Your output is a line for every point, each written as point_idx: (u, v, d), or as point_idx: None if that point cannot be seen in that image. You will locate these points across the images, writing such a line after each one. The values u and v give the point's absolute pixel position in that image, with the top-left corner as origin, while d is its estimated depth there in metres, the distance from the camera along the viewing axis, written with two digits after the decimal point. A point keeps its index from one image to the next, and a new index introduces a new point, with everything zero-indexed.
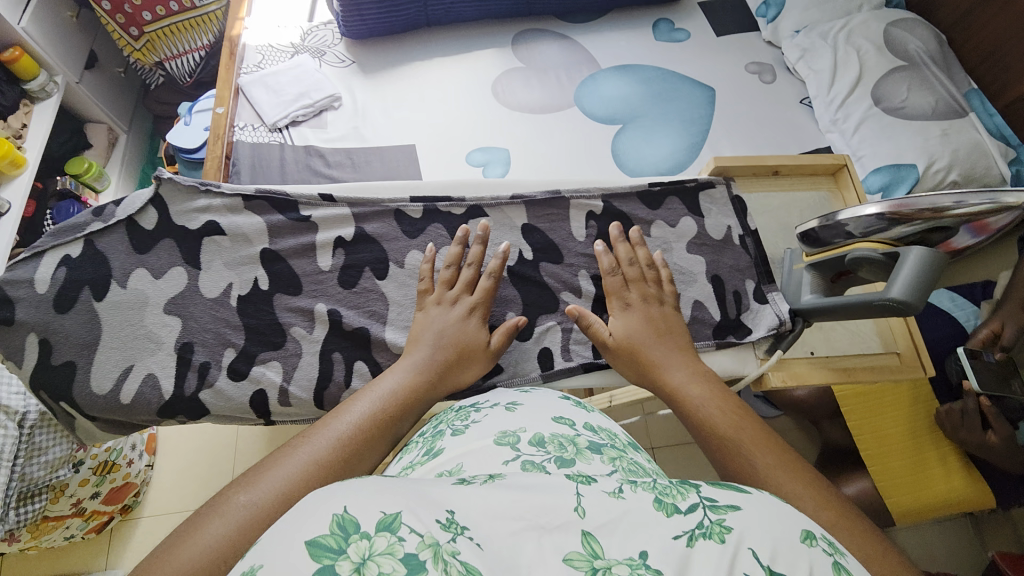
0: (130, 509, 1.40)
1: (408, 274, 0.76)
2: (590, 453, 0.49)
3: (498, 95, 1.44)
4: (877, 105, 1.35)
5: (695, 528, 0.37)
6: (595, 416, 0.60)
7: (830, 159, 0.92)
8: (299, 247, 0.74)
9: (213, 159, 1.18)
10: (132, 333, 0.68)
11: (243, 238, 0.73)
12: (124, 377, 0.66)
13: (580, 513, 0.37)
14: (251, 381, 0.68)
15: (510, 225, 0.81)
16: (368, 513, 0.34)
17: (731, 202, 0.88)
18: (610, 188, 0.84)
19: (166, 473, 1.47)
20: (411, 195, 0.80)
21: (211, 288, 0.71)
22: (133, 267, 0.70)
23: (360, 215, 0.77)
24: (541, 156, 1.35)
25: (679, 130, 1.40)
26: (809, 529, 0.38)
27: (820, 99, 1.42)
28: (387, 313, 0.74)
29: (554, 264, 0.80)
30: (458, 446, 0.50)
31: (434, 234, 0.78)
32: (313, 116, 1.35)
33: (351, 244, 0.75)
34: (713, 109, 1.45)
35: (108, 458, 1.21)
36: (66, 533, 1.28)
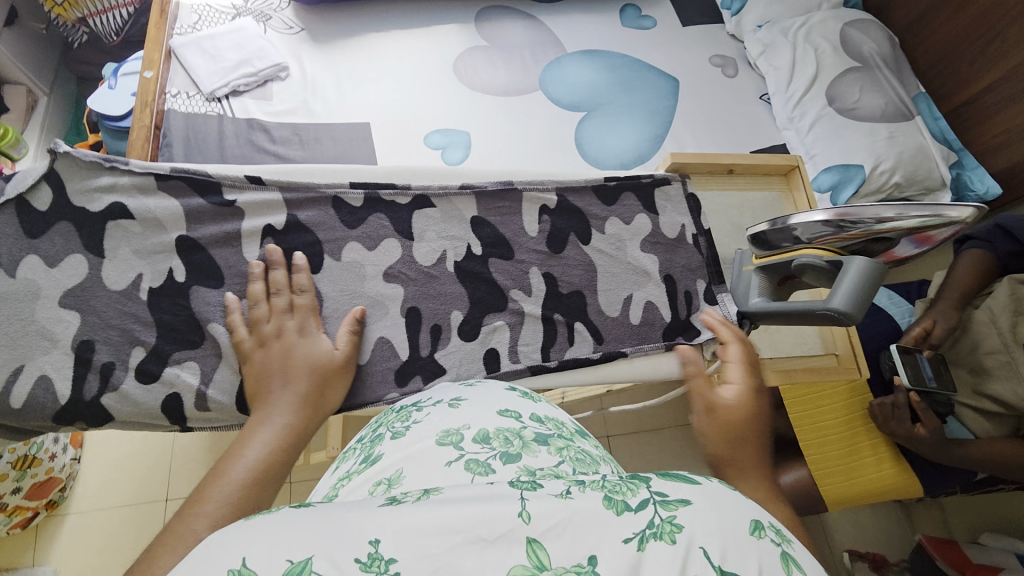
0: (56, 505, 1.30)
1: (345, 269, 0.71)
2: (536, 445, 0.46)
3: (460, 74, 1.37)
4: (831, 105, 1.38)
5: (645, 528, 0.34)
6: (541, 406, 0.57)
7: (784, 159, 0.93)
8: (222, 235, 0.68)
9: (140, 129, 1.06)
10: (21, 330, 0.60)
11: (156, 223, 0.66)
12: (12, 379, 0.59)
13: (525, 518, 0.34)
14: (163, 385, 0.63)
15: (458, 217, 0.77)
16: (272, 565, 0.30)
17: (686, 200, 0.88)
18: (564, 181, 0.82)
19: (93, 469, 1.37)
20: (351, 180, 0.74)
21: (117, 279, 0.64)
22: (22, 254, 0.62)
23: (293, 201, 0.71)
24: (503, 142, 1.31)
25: (643, 120, 1.39)
26: (757, 519, 0.36)
27: (779, 97, 1.44)
28: (321, 310, 0.69)
29: (505, 260, 0.77)
30: (396, 452, 0.47)
31: (375, 224, 0.73)
32: (257, 86, 1.25)
33: (282, 233, 0.70)
34: (677, 101, 1.44)
35: (28, 452, 1.10)
36: None
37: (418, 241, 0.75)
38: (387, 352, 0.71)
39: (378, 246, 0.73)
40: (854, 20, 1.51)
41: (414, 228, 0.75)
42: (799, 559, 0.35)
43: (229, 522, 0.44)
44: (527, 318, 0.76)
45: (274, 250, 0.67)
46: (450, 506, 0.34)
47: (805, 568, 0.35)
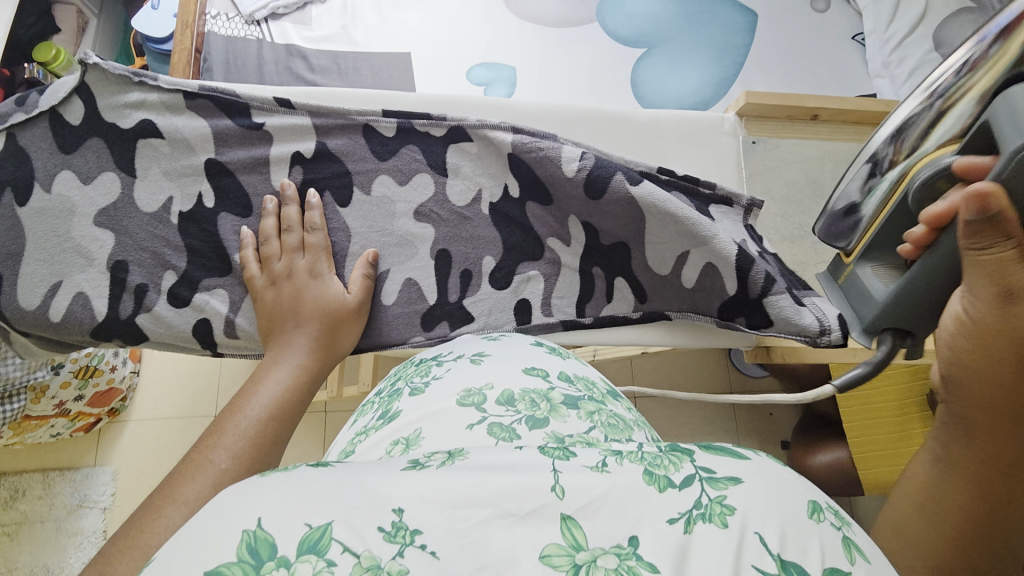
0: (117, 413, 1.43)
1: (375, 205, 0.68)
2: (565, 410, 0.44)
3: (509, 1, 1.25)
4: (938, 49, 1.19)
5: (692, 509, 0.31)
6: (571, 363, 0.55)
7: (881, 104, 0.81)
8: (250, 160, 0.66)
9: (180, 52, 1.04)
10: (60, 246, 0.62)
11: (184, 144, 0.65)
12: (53, 293, 0.61)
13: (559, 493, 0.32)
14: (194, 309, 0.64)
15: (495, 152, 0.70)
16: (290, 527, 0.28)
17: None
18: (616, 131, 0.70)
19: (150, 383, 1.48)
20: (384, 108, 0.70)
21: (149, 201, 0.64)
22: (57, 169, 0.62)
23: (323, 127, 0.67)
24: (551, 79, 1.20)
25: (710, 59, 1.25)
26: (817, 500, 0.32)
27: (875, 36, 1.24)
28: (349, 246, 0.67)
29: (543, 207, 0.71)
30: (415, 409, 0.46)
31: (407, 157, 0.69)
32: (296, 9, 1.19)
33: (310, 161, 0.67)
34: (752, 38, 1.27)
35: (88, 364, 1.21)
36: (52, 431, 1.32)
37: (452, 178, 0.70)
38: (414, 295, 0.69)
39: (409, 181, 0.69)
40: None
41: (448, 164, 0.70)
42: (860, 545, 0.32)
43: (248, 455, 0.46)
44: (563, 269, 0.72)
45: (288, 187, 0.65)
46: (465, 473, 0.32)
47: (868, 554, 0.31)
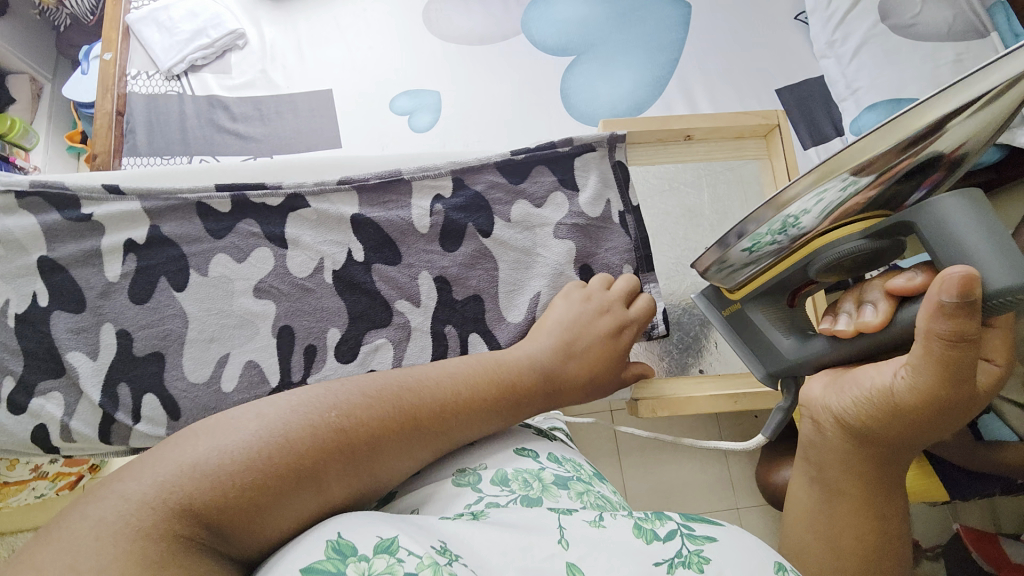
0: (99, 467, 1.47)
1: (213, 285, 0.62)
2: (556, 489, 0.48)
3: (430, 24, 1.23)
4: (884, 21, 1.11)
5: (674, 557, 0.41)
6: (557, 445, 0.60)
7: (759, 117, 0.72)
8: (82, 254, 0.60)
9: (102, 116, 1.07)
10: None
11: (16, 245, 0.59)
12: None
13: (564, 544, 0.41)
14: (30, 416, 0.58)
15: (334, 218, 0.64)
16: (365, 538, 0.38)
17: (614, 169, 0.71)
18: (460, 163, 0.67)
19: None
20: (220, 182, 0.64)
21: None
22: None
23: (155, 211, 0.62)
24: (474, 100, 1.17)
25: (643, 60, 1.20)
26: (782, 561, 0.42)
27: (817, 15, 1.17)
28: (185, 333, 0.60)
29: (390, 266, 0.64)
30: (413, 490, 0.51)
31: (243, 232, 0.63)
32: (216, 58, 1.18)
33: (143, 248, 0.61)
34: (686, 33, 1.22)
35: None
36: (37, 492, 1.36)
37: (292, 248, 0.63)
38: (255, 378, 0.60)
39: (247, 258, 0.62)
40: None
41: (288, 234, 0.63)
42: None
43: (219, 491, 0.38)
44: (414, 333, 0.63)
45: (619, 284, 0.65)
46: None
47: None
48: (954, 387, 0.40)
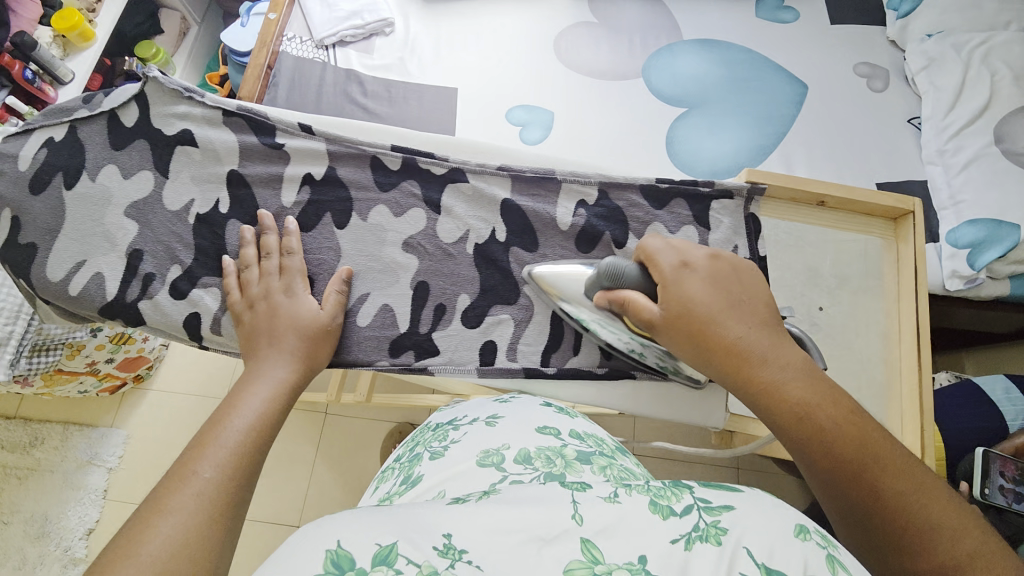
0: (142, 379, 1.56)
1: (369, 230, 0.68)
2: (578, 465, 0.54)
3: (559, 52, 1.31)
4: (997, 144, 1.13)
5: (692, 531, 0.41)
6: (578, 422, 0.66)
7: (895, 200, 0.74)
8: (266, 176, 0.68)
9: (254, 67, 1.17)
10: (91, 229, 0.64)
11: (213, 155, 0.67)
12: (76, 270, 0.63)
13: (578, 520, 0.41)
14: (189, 303, 0.64)
15: (487, 198, 0.70)
16: (363, 547, 0.38)
17: (747, 220, 0.72)
18: (609, 175, 0.71)
19: (176, 357, 1.61)
20: (394, 143, 0.71)
21: (174, 200, 0.66)
22: (104, 162, 0.66)
23: (335, 154, 0.69)
24: (586, 126, 1.24)
25: (751, 127, 1.24)
26: (804, 523, 0.41)
27: (932, 122, 1.20)
28: (336, 266, 0.67)
29: (526, 251, 0.70)
30: (435, 475, 0.55)
31: (405, 191, 0.70)
32: (363, 39, 1.30)
33: (318, 184, 0.68)
34: (798, 110, 1.27)
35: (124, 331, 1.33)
36: (81, 387, 1.44)
37: (444, 216, 0.70)
38: (387, 321, 0.67)
39: (404, 214, 0.69)
40: None
41: (443, 203, 0.70)
42: (844, 562, 0.40)
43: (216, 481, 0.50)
44: (536, 316, 0.70)
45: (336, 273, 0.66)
46: None
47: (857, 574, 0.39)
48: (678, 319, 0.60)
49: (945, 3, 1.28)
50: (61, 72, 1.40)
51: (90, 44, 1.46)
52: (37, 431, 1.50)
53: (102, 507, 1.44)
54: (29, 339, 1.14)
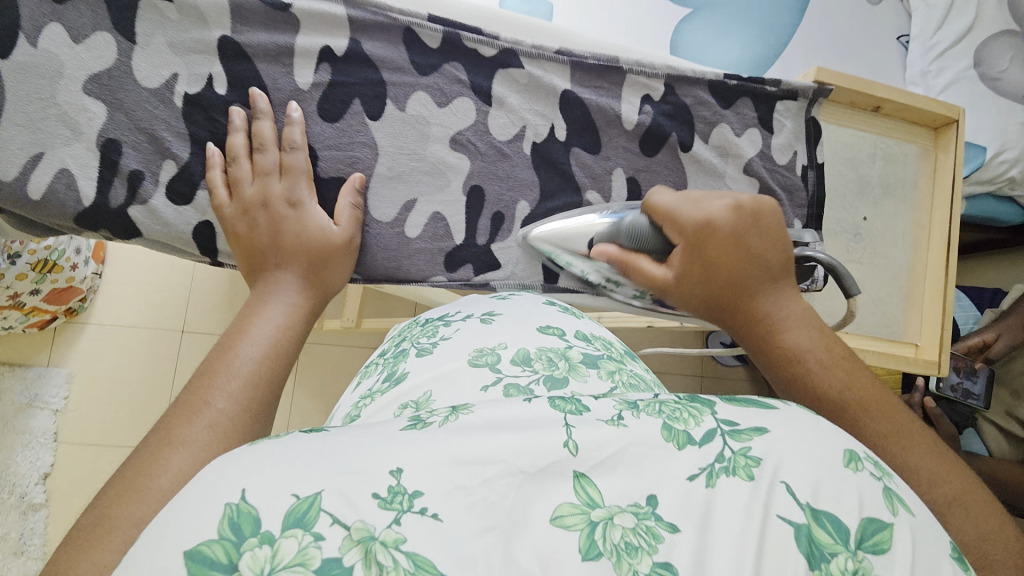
0: (76, 312, 1.34)
1: (408, 123, 0.59)
2: (583, 369, 0.47)
3: None
4: (975, 67, 1.19)
5: (715, 463, 0.34)
6: (584, 323, 0.58)
7: (943, 108, 0.75)
8: (272, 48, 0.54)
9: None
10: (41, 111, 0.48)
11: (196, 14, 0.52)
12: (32, 166, 0.48)
13: (571, 450, 0.33)
14: (197, 210, 0.54)
15: (545, 89, 0.62)
16: (274, 504, 0.29)
17: (807, 124, 0.70)
18: (677, 67, 0.65)
19: (113, 287, 1.39)
20: (430, 14, 0.59)
21: (149, 76, 0.51)
22: (46, 21, 0.48)
23: (359, 24, 0.56)
24: (590, 23, 1.13)
25: (753, 35, 1.18)
26: (856, 451, 0.34)
27: (920, 42, 1.20)
28: (374, 166, 0.58)
29: (589, 153, 0.64)
30: (423, 372, 0.48)
31: (448, 75, 0.59)
32: None
33: (341, 62, 0.56)
34: (801, 21, 1.20)
35: (47, 257, 1.12)
36: (4, 324, 1.22)
37: (496, 108, 0.61)
38: (440, 231, 0.60)
39: (450, 103, 0.59)
40: None
41: (494, 91, 0.61)
42: (903, 496, 0.34)
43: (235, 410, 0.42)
44: None
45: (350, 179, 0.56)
46: None
47: (910, 506, 0.34)
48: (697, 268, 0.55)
49: None
50: None
51: None
52: None
53: (57, 450, 1.32)
54: None
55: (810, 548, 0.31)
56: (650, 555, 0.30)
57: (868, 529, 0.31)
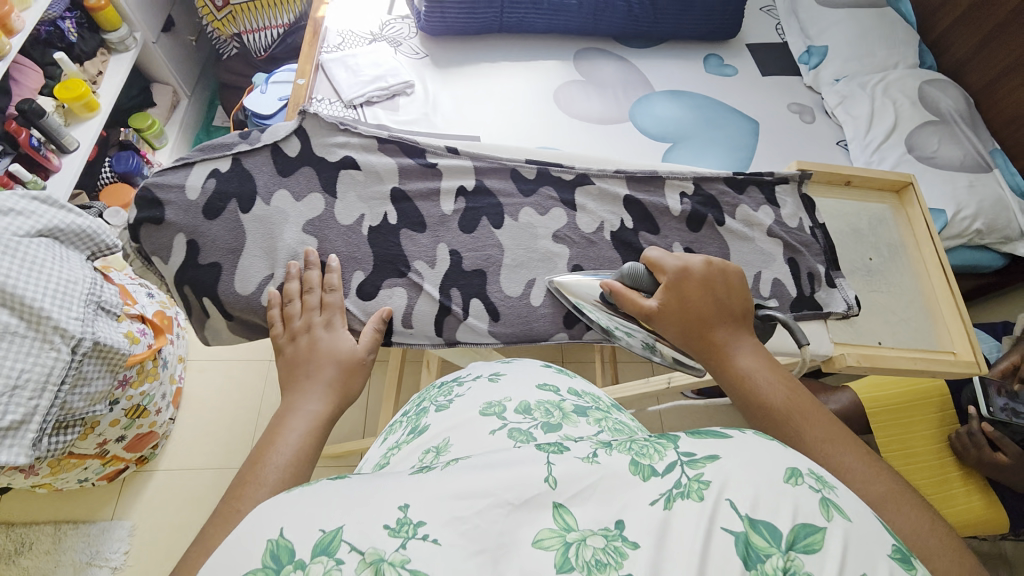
0: (147, 459, 1.41)
1: (521, 227, 0.84)
2: (575, 417, 0.56)
3: (559, 102, 1.52)
4: (911, 152, 1.47)
5: (673, 489, 0.40)
6: (577, 380, 0.69)
7: (897, 175, 0.97)
8: (425, 190, 0.84)
9: None
10: (273, 246, 0.77)
11: (376, 175, 0.83)
12: (266, 282, 0.76)
13: (551, 483, 0.41)
14: (379, 302, 0.78)
15: (611, 194, 0.87)
16: (309, 533, 0.39)
17: (800, 197, 0.93)
18: (700, 171, 0.90)
19: (186, 431, 1.49)
20: (526, 157, 0.89)
21: (346, 216, 0.81)
22: (275, 187, 0.80)
23: (483, 168, 0.86)
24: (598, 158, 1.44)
25: (725, 153, 1.50)
26: (795, 469, 0.41)
27: (857, 142, 1.52)
28: (502, 258, 0.82)
29: (652, 234, 0.86)
30: (444, 423, 0.57)
31: (544, 195, 0.86)
32: (387, 99, 1.42)
33: (472, 194, 0.85)
34: (757, 140, 1.54)
35: (141, 403, 1.25)
36: (82, 476, 1.28)
37: (580, 212, 0.86)
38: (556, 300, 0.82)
39: (548, 213, 0.85)
40: (932, 78, 1.61)
41: (577, 201, 0.86)
42: (839, 506, 0.40)
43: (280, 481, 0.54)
44: None
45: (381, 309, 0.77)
46: None
47: (846, 513, 0.40)
48: (686, 299, 0.71)
49: (845, 55, 1.64)
50: (66, 140, 1.44)
51: (94, 115, 1.51)
52: (23, 536, 1.32)
53: None
54: (53, 415, 1.01)
55: (747, 551, 0.37)
56: (617, 569, 0.36)
57: (800, 533, 0.37)
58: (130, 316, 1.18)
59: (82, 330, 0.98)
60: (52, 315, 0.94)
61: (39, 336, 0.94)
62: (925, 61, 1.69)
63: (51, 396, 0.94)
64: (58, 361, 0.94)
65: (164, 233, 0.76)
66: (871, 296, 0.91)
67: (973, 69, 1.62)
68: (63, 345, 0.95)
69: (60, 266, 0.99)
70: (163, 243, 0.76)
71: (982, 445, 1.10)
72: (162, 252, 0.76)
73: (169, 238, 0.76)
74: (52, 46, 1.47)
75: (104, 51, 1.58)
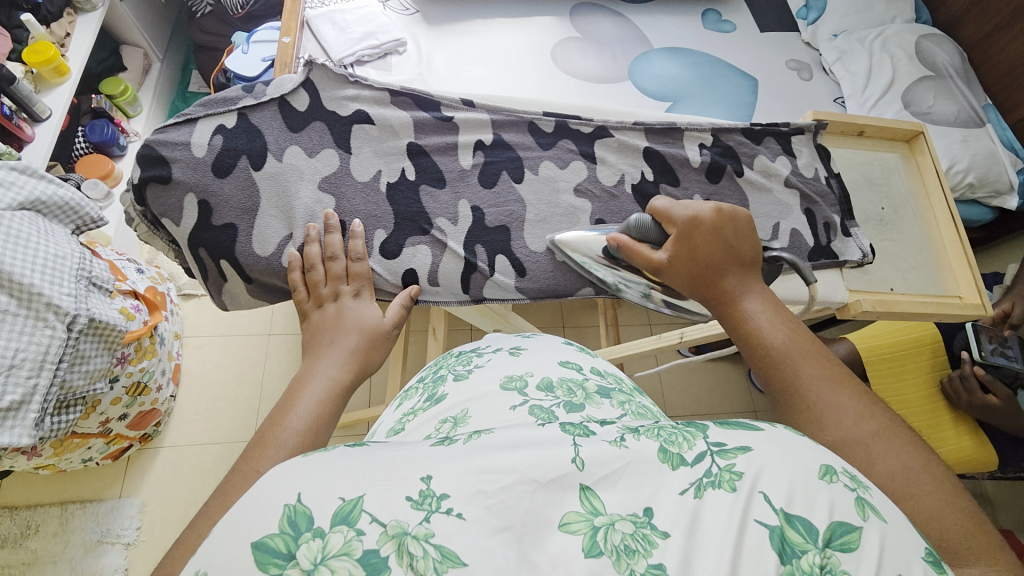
0: (150, 438, 1.40)
1: (541, 180, 0.83)
2: (598, 399, 0.55)
3: (556, 61, 1.47)
4: (907, 108, 1.48)
5: (703, 478, 0.40)
6: (598, 361, 0.68)
7: (908, 125, 0.98)
8: (442, 145, 0.82)
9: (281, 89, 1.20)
10: (288, 205, 0.75)
11: (391, 129, 0.81)
12: (286, 242, 0.74)
13: (578, 465, 0.40)
14: (402, 261, 0.77)
15: (632, 147, 0.87)
16: (326, 502, 0.37)
17: (815, 148, 0.94)
18: (719, 122, 0.90)
19: (186, 406, 1.47)
20: (543, 111, 0.88)
21: (362, 172, 0.79)
22: (286, 144, 0.77)
23: (498, 122, 0.85)
24: None
25: (725, 112, 1.49)
26: (830, 466, 0.41)
27: (854, 99, 1.52)
28: (525, 214, 0.82)
29: (672, 186, 0.86)
30: (460, 395, 0.57)
31: (564, 148, 0.86)
32: (378, 58, 1.36)
33: (490, 148, 0.84)
34: (756, 99, 1.53)
35: (141, 379, 1.23)
36: (85, 456, 1.27)
37: (600, 165, 0.86)
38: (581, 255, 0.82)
39: (568, 166, 0.85)
40: (927, 33, 1.60)
41: (597, 154, 0.86)
42: (875, 508, 0.40)
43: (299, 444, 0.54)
44: None
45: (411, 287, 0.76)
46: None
47: (882, 515, 0.39)
48: (692, 248, 0.70)
49: (844, 9, 1.63)
50: (37, 108, 1.36)
51: (64, 79, 1.41)
52: (28, 518, 1.31)
53: None
54: (54, 395, 0.97)
55: (783, 546, 0.36)
56: (645, 557, 0.36)
57: (837, 531, 0.37)
58: (122, 292, 1.15)
59: (75, 307, 0.94)
60: (43, 292, 0.90)
61: (31, 313, 0.89)
62: (921, 15, 1.68)
63: (51, 374, 0.91)
64: (53, 339, 0.90)
65: (171, 194, 0.74)
66: (881, 245, 0.93)
67: (968, 23, 1.61)
68: (58, 323, 0.91)
69: (46, 239, 0.94)
70: (172, 205, 0.74)
71: (973, 388, 1.17)
72: (172, 214, 0.74)
73: (178, 199, 0.74)
74: (17, 8, 1.39)
75: (71, 10, 1.47)
